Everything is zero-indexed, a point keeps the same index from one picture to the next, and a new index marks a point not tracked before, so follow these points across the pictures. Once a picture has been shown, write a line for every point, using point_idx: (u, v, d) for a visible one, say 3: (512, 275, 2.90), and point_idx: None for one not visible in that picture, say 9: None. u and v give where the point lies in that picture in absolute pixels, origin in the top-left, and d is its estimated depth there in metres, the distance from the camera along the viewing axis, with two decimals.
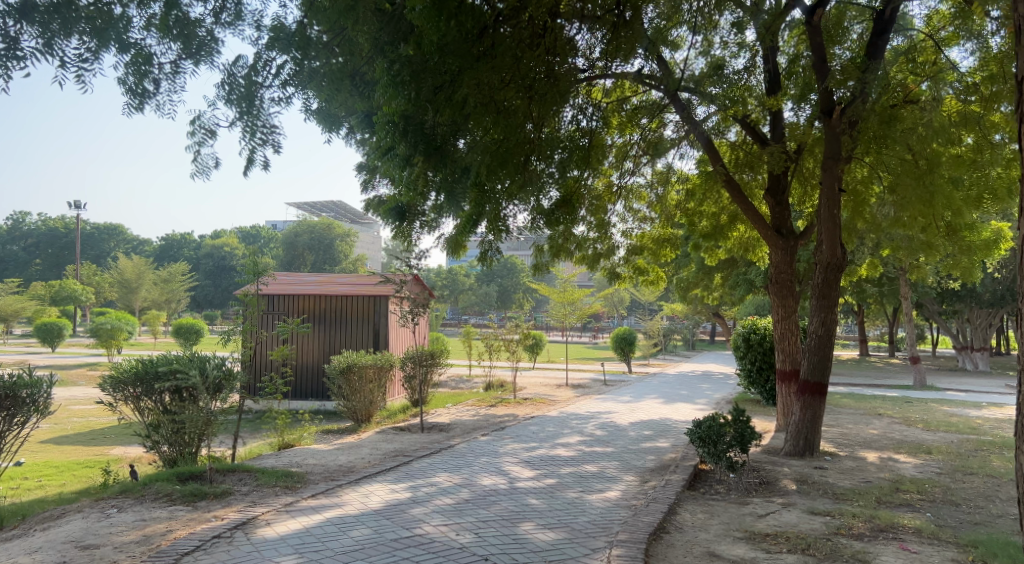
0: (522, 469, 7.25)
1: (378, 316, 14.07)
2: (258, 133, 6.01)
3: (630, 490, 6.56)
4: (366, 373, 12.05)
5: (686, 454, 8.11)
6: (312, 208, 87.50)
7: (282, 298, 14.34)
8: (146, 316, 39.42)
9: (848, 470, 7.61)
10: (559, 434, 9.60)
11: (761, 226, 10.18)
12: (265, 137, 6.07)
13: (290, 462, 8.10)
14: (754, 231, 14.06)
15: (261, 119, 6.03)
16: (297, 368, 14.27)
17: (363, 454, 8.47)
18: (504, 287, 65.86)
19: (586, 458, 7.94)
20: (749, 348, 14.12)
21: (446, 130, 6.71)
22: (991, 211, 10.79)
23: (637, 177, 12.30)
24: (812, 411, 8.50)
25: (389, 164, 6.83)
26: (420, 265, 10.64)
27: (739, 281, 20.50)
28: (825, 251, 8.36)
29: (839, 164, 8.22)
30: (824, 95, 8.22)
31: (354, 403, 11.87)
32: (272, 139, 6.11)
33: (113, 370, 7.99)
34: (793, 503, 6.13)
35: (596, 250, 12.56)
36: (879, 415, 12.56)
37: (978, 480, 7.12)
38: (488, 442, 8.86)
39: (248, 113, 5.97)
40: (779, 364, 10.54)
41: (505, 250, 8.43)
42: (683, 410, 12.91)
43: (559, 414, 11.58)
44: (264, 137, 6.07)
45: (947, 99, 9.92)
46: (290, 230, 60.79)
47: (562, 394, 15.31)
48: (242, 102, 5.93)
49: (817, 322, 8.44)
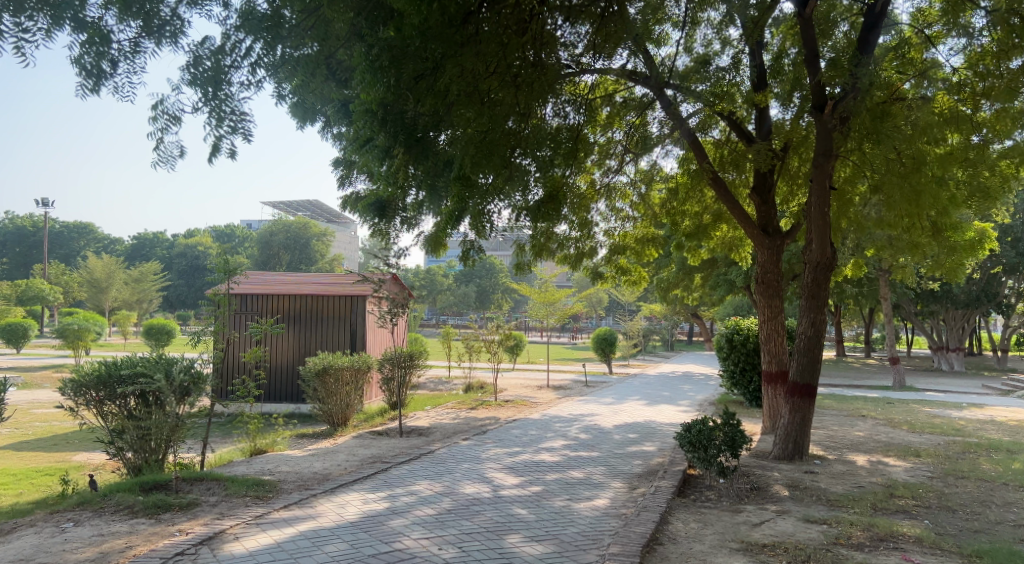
0: (506, 476, 6.96)
1: (355, 316, 13.72)
2: (226, 120, 5.68)
3: (619, 497, 6.31)
4: (343, 375, 11.69)
5: (674, 459, 7.88)
6: (288, 207, 86.34)
7: (255, 298, 13.90)
8: (116, 317, 38.43)
9: (839, 474, 7.43)
10: (542, 437, 9.32)
11: (746, 225, 10.03)
12: (233, 123, 5.73)
13: (262, 469, 7.72)
14: (738, 230, 13.94)
15: (229, 104, 5.69)
16: (270, 370, 13.83)
17: (339, 461, 8.12)
18: (483, 287, 65.43)
19: (571, 464, 7.68)
20: (732, 349, 14.03)
21: (427, 121, 6.50)
22: (976, 211, 10.70)
23: (621, 175, 12.13)
24: (801, 414, 8.31)
25: (367, 157, 6.72)
26: (399, 264, 10.30)
27: (720, 281, 20.44)
28: (815, 251, 8.16)
29: (831, 160, 7.98)
30: (816, 89, 8.00)
31: (330, 407, 11.51)
32: (241, 126, 5.79)
33: (74, 373, 7.55)
34: (787, 510, 5.92)
35: (579, 250, 12.33)
36: (863, 417, 12.49)
37: (971, 484, 6.98)
38: (470, 447, 8.55)
39: (214, 98, 5.62)
40: (765, 365, 10.38)
41: (487, 248, 8.18)
42: (667, 412, 12.71)
43: (541, 417, 11.30)
44: (233, 124, 5.74)
45: (937, 97, 9.72)
46: (265, 229, 59.87)
47: (544, 396, 15.04)
48: (208, 85, 5.58)
49: (805, 323, 8.26)
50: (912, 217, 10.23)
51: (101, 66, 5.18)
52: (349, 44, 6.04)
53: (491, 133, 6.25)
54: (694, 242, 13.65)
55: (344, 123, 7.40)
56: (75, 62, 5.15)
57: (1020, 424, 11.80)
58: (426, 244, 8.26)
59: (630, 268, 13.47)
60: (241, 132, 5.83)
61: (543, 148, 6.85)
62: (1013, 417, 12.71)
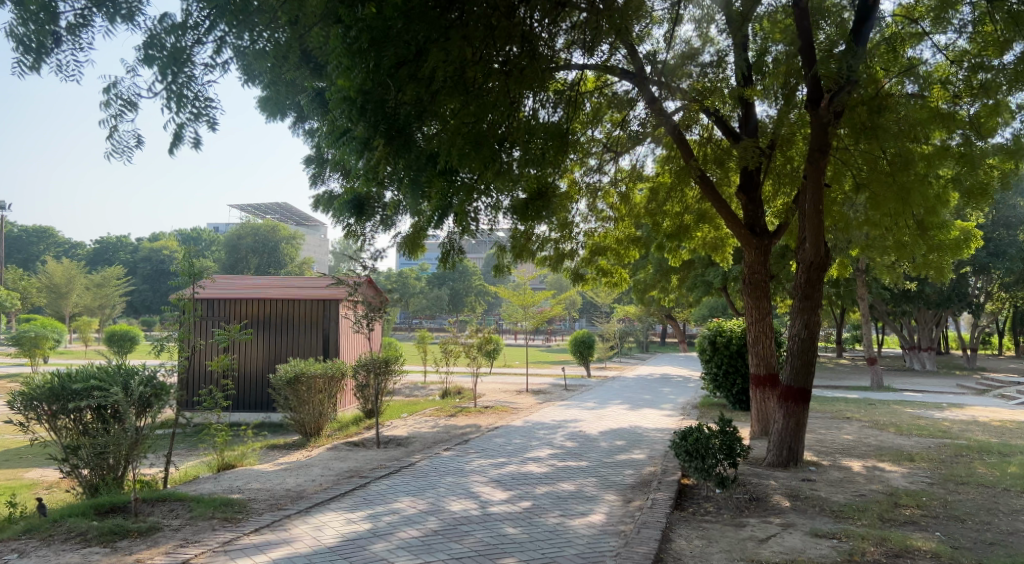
0: (494, 491, 6.55)
1: (328, 321, 13.15)
2: (189, 106, 5.27)
3: (614, 512, 5.95)
4: (315, 383, 11.17)
5: (666, 468, 7.55)
6: (257, 211, 84.86)
7: (222, 302, 13.31)
8: (76, 324, 37.01)
9: (837, 481, 7.17)
10: (527, 446, 8.93)
11: (734, 224, 9.76)
12: (198, 111, 5.34)
13: (230, 487, 7.19)
14: (720, 230, 13.71)
15: (190, 88, 5.28)
16: (239, 378, 13.23)
17: (313, 475, 7.63)
18: (456, 291, 64.74)
19: (560, 475, 7.30)
20: (715, 352, 13.84)
21: (410, 111, 6.01)
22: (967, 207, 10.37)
23: (603, 175, 11.86)
24: (795, 418, 8.05)
25: (344, 150, 6.27)
26: (374, 266, 9.82)
27: (697, 282, 20.26)
28: (808, 250, 7.90)
29: (826, 155, 7.75)
30: (812, 83, 7.70)
31: (302, 416, 10.97)
32: (207, 114, 5.38)
33: (25, 385, 7.00)
34: (793, 524, 5.61)
35: (560, 250, 12.06)
36: (847, 419, 12.33)
37: (973, 491, 6.76)
38: (452, 459, 8.11)
39: (175, 81, 5.19)
40: (754, 368, 10.12)
41: (469, 247, 7.78)
42: (651, 417, 12.40)
43: (524, 425, 10.93)
44: (198, 111, 5.34)
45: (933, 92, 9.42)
46: (233, 232, 58.61)
47: (523, 401, 14.65)
48: (167, 67, 5.15)
49: (799, 324, 8.01)
50: (896, 215, 10.12)
51: (43, 40, 4.77)
52: (323, 24, 5.60)
53: (478, 123, 5.84)
54: (675, 243, 13.29)
55: (319, 114, 7.15)
56: (13, 36, 4.72)
57: (1003, 424, 11.75)
58: (403, 245, 7.85)
59: (612, 271, 13.23)
60: (206, 119, 5.41)
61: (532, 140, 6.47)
62: (995, 417, 12.68)
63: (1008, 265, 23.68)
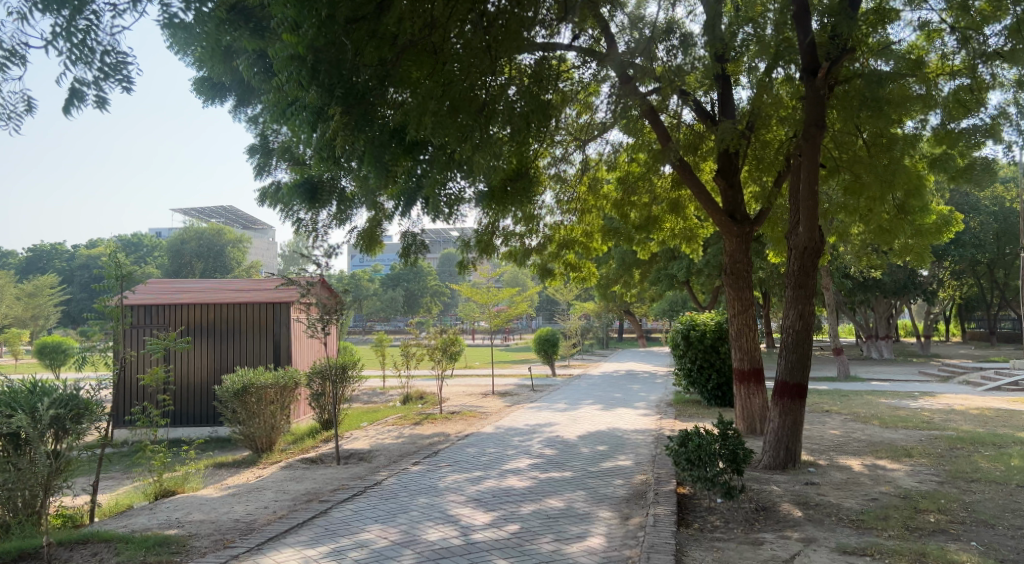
0: (474, 513, 5.78)
1: (278, 326, 12.14)
2: (92, 57, 4.74)
3: (614, 533, 5.26)
4: (266, 394, 10.17)
5: (659, 476, 6.90)
6: (201, 213, 82.01)
7: (158, 309, 12.18)
8: (5, 337, 34.53)
9: (843, 484, 6.63)
10: (503, 456, 8.19)
11: (713, 211, 9.22)
12: (108, 68, 4.76)
13: (167, 519, 6.21)
14: (690, 220, 12.98)
15: (93, 37, 4.75)
16: (178, 391, 12.11)
17: (265, 502, 6.72)
18: (411, 292, 63.59)
19: (545, 489, 6.58)
20: (688, 346, 13.40)
21: (371, 75, 5.43)
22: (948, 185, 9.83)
23: (568, 165, 11.16)
24: (793, 416, 7.44)
25: (293, 122, 5.61)
26: (330, 265, 8.91)
27: (660, 276, 19.89)
28: (802, 234, 7.34)
29: (824, 130, 7.15)
30: (807, 51, 7.09)
31: (253, 430, 10.02)
32: (121, 74, 4.79)
33: None
34: (813, 538, 5.01)
35: (525, 244, 11.33)
36: (827, 412, 11.97)
37: (988, 489, 6.31)
38: (422, 475, 7.30)
39: (70, 27, 4.67)
40: (737, 362, 9.62)
41: (429, 242, 8.27)
42: (628, 417, 11.78)
43: (495, 431, 10.17)
44: (108, 69, 4.76)
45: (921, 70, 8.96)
46: (175, 236, 56.23)
47: (491, 404, 13.88)
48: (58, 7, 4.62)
49: (793, 315, 7.42)
50: (874, 199, 9.76)
51: None
52: None
53: (448, 93, 5.24)
54: (643, 235, 12.50)
55: (262, 82, 6.39)
56: None
57: (982, 413, 11.56)
58: (359, 242, 8.02)
59: (579, 264, 12.64)
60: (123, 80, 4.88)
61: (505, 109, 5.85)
62: (970, 405, 12.53)
63: (962, 251, 24.05)
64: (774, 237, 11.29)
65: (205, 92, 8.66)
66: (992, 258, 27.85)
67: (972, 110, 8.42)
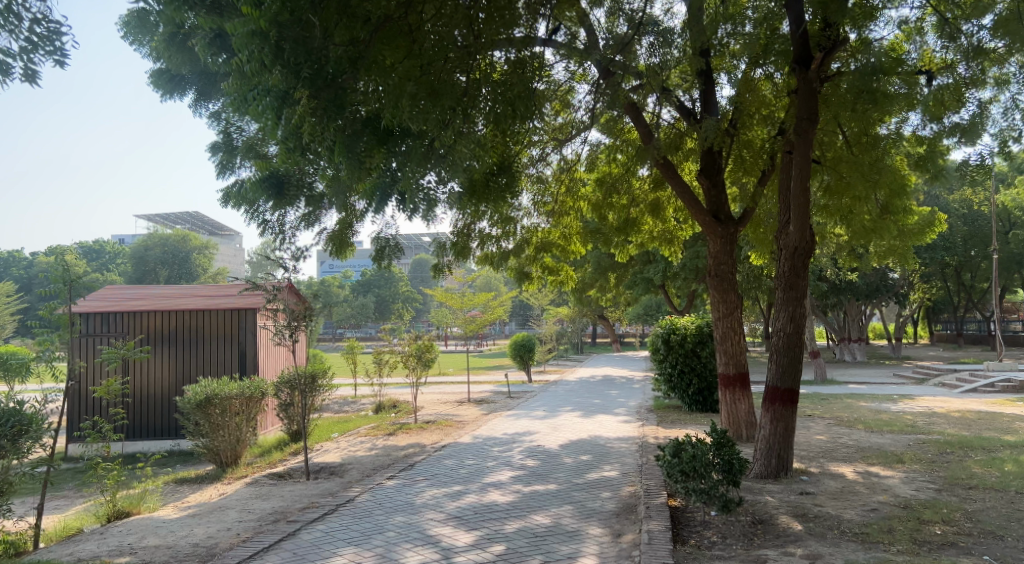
0: (456, 533, 5.37)
1: (243, 334, 11.58)
2: (20, 23, 4.32)
3: (607, 552, 4.90)
4: (231, 405, 9.61)
5: (649, 488, 6.56)
6: (167, 219, 80.12)
7: (116, 317, 11.54)
8: None
9: (839, 494, 6.37)
10: (483, 469, 7.78)
11: (696, 211, 8.97)
12: (38, 39, 4.35)
13: (119, 545, 5.68)
14: (669, 223, 12.69)
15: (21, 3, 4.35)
16: (136, 403, 11.47)
17: (228, 523, 6.22)
18: (382, 298, 62.83)
19: (531, 504, 6.19)
20: (669, 350, 13.09)
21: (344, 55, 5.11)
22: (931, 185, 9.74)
23: (546, 165, 10.82)
24: (784, 423, 7.16)
25: (254, 110, 5.22)
26: (299, 269, 8.44)
27: (637, 280, 19.69)
28: (793, 234, 7.09)
29: (816, 123, 6.95)
30: (799, 41, 6.89)
31: (216, 444, 9.46)
32: (53, 46, 4.39)
33: None
34: (819, 555, 4.71)
35: (501, 248, 10.88)
36: (810, 417, 11.78)
37: (988, 497, 6.08)
38: (398, 491, 6.87)
39: None
40: (722, 367, 9.35)
41: (404, 244, 7.90)
42: (609, 424, 11.46)
43: (473, 441, 9.77)
44: (37, 40, 4.35)
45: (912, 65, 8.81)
46: (138, 243, 54.66)
47: (467, 413, 13.44)
48: None
49: (783, 318, 7.16)
50: (856, 200, 9.62)
51: None
52: None
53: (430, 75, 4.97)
54: (622, 237, 12.19)
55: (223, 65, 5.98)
56: None
57: (964, 415, 11.49)
58: (329, 245, 7.64)
59: (557, 268, 12.24)
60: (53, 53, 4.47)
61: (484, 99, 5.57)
62: (950, 407, 12.46)
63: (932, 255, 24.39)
64: (757, 238, 11.09)
65: (163, 85, 8.14)
66: (961, 261, 28.28)
67: (954, 109, 8.33)
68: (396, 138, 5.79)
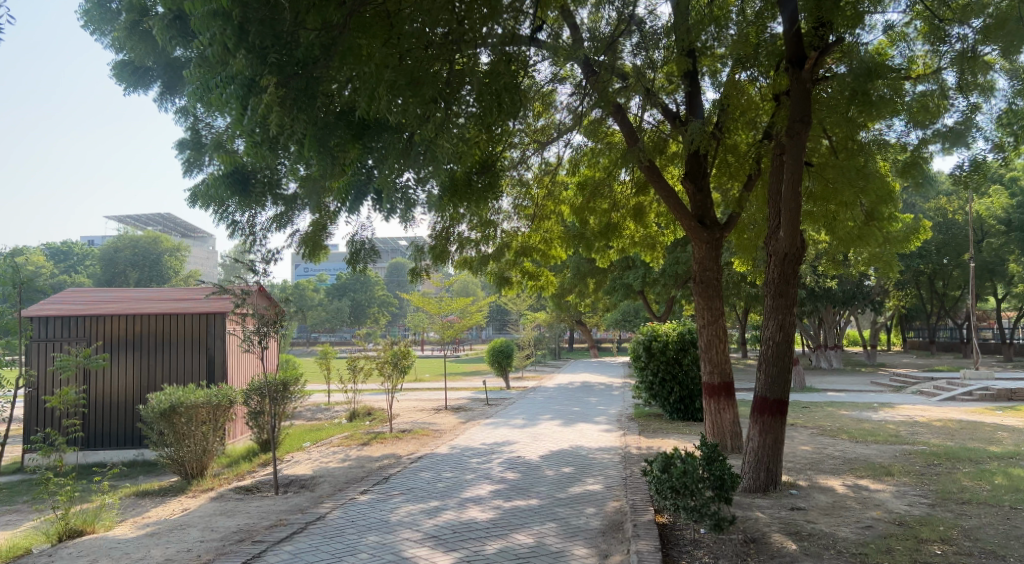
0: (433, 554, 5.04)
1: (212, 339, 11.11)
2: None
3: None
4: (197, 414, 9.14)
5: (635, 503, 6.30)
6: (137, 221, 78.54)
7: (77, 321, 11.03)
8: None
9: (831, 509, 6.15)
10: (461, 482, 7.45)
11: (681, 215, 8.75)
12: None
13: None
14: (651, 228, 12.50)
15: None
16: (97, 412, 10.96)
17: (188, 543, 5.80)
18: (358, 303, 62.12)
19: (512, 522, 5.88)
20: (651, 358, 12.85)
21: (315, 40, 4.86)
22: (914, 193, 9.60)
23: (528, 169, 10.54)
24: (773, 435, 6.93)
25: (218, 98, 4.95)
26: (270, 272, 8.06)
27: (616, 285, 19.49)
28: (783, 240, 6.88)
29: (808, 125, 6.77)
30: (792, 41, 6.73)
31: (181, 456, 9.01)
32: None
33: None
34: None
35: (480, 253, 10.54)
36: (792, 426, 11.63)
37: (984, 513, 5.91)
38: (372, 507, 6.52)
39: None
40: (707, 376, 9.13)
41: (380, 247, 7.57)
42: (589, 434, 11.19)
43: (450, 452, 9.43)
44: None
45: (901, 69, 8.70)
46: (108, 244, 53.39)
47: (444, 421, 13.09)
48: None
49: (773, 326, 6.94)
50: (842, 206, 9.49)
51: None
52: None
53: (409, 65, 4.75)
54: (604, 243, 11.94)
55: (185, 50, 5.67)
56: None
57: (946, 425, 11.42)
58: (302, 247, 7.29)
59: (537, 273, 11.93)
60: None
61: (465, 93, 5.32)
62: (931, 416, 12.39)
63: None
64: (741, 244, 10.91)
65: (126, 78, 7.70)
66: (935, 269, 28.57)
67: (937, 115, 8.24)
68: (373, 131, 5.59)
